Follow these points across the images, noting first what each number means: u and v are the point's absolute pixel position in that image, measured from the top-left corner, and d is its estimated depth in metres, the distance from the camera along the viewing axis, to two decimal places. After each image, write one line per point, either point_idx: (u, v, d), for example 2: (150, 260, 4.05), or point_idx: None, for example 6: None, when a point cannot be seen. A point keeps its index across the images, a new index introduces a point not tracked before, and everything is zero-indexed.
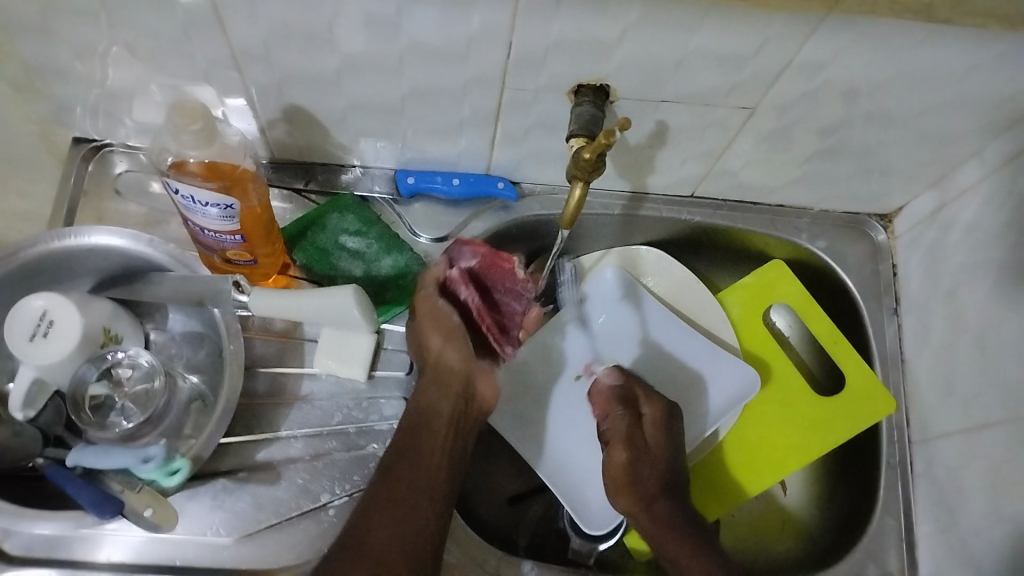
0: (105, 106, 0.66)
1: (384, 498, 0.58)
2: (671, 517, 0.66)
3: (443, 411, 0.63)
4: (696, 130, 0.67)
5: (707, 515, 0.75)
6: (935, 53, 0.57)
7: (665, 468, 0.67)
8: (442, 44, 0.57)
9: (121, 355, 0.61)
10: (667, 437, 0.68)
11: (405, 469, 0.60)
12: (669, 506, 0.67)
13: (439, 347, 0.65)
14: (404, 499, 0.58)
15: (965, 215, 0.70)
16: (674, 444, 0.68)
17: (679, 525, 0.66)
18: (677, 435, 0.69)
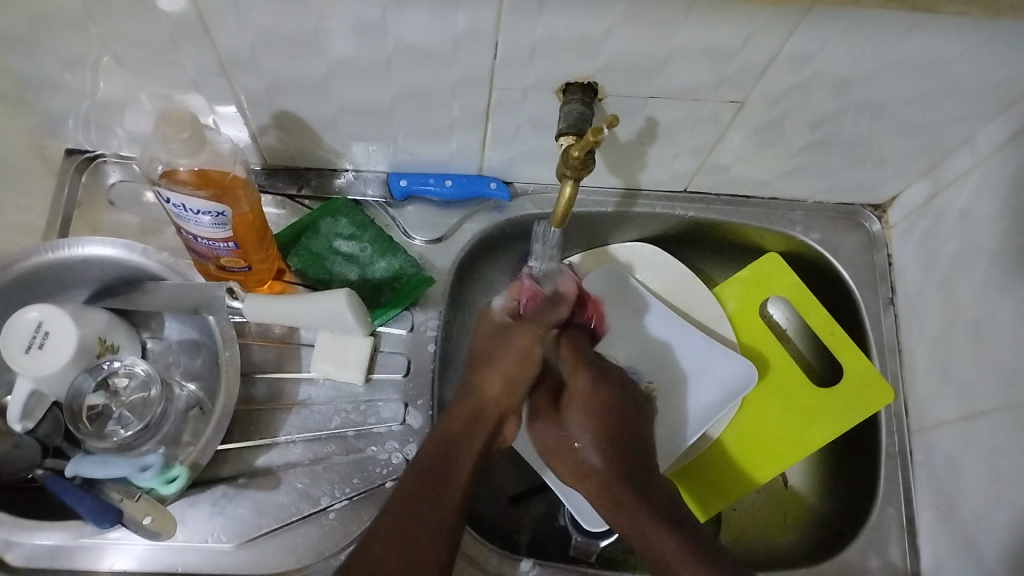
0: (96, 117, 0.67)
1: (394, 510, 0.55)
2: (609, 481, 0.63)
3: (475, 440, 0.60)
4: (686, 126, 0.67)
5: (700, 513, 0.74)
6: (921, 42, 0.57)
7: (594, 428, 0.65)
8: (429, 46, 0.57)
9: (118, 364, 0.61)
10: (592, 401, 0.66)
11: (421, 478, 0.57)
12: (606, 466, 0.64)
13: (503, 379, 0.63)
14: (417, 515, 0.55)
15: (957, 203, 0.70)
16: (603, 406, 0.66)
17: (617, 489, 0.63)
18: (604, 398, 0.67)
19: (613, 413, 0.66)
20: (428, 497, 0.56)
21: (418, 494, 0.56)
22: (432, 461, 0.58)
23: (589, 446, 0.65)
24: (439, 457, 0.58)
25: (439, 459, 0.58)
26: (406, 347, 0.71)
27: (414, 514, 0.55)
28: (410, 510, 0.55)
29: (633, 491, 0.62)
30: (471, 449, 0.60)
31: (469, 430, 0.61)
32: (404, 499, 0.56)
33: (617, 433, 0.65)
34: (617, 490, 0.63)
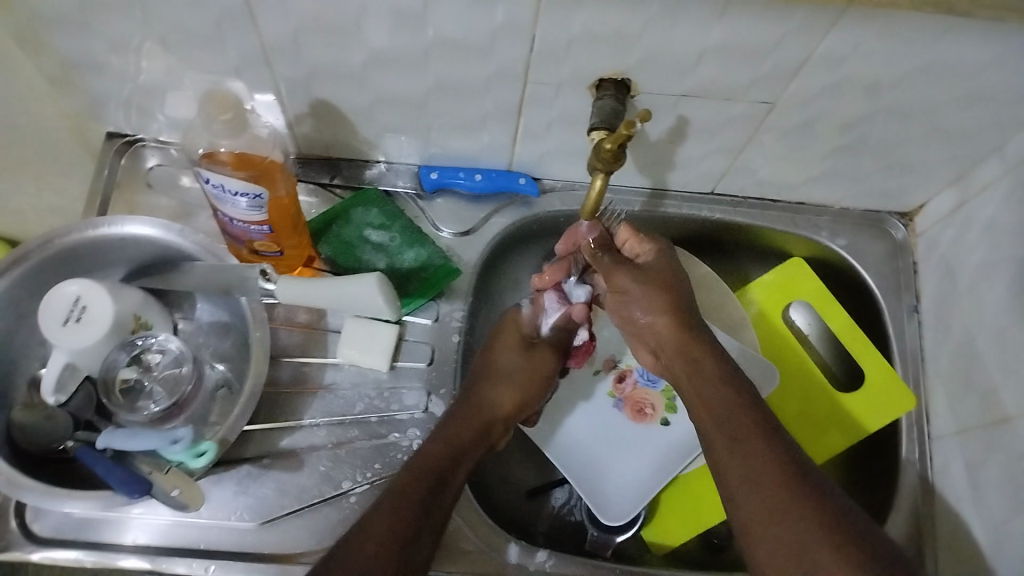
0: (138, 101, 0.68)
1: (388, 507, 0.54)
2: (684, 340, 0.64)
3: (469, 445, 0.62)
4: (716, 126, 0.68)
5: (815, 459, 0.76)
6: (953, 46, 0.57)
7: (662, 293, 0.65)
8: (466, 37, 0.58)
9: (152, 341, 0.63)
10: (660, 273, 0.66)
11: (418, 478, 0.57)
12: (670, 323, 0.64)
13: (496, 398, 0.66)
14: (407, 511, 0.54)
15: (985, 212, 0.70)
16: (672, 273, 0.66)
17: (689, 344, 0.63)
18: (663, 269, 0.66)
19: (671, 285, 0.66)
20: (421, 494, 0.56)
21: (412, 492, 0.56)
22: (425, 467, 0.58)
23: (649, 306, 0.65)
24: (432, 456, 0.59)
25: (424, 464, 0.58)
26: (431, 337, 0.72)
27: (403, 513, 0.54)
28: (399, 506, 0.55)
29: (710, 356, 0.62)
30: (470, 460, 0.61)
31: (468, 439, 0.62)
32: (397, 495, 0.55)
33: (678, 298, 0.65)
34: (692, 348, 0.63)
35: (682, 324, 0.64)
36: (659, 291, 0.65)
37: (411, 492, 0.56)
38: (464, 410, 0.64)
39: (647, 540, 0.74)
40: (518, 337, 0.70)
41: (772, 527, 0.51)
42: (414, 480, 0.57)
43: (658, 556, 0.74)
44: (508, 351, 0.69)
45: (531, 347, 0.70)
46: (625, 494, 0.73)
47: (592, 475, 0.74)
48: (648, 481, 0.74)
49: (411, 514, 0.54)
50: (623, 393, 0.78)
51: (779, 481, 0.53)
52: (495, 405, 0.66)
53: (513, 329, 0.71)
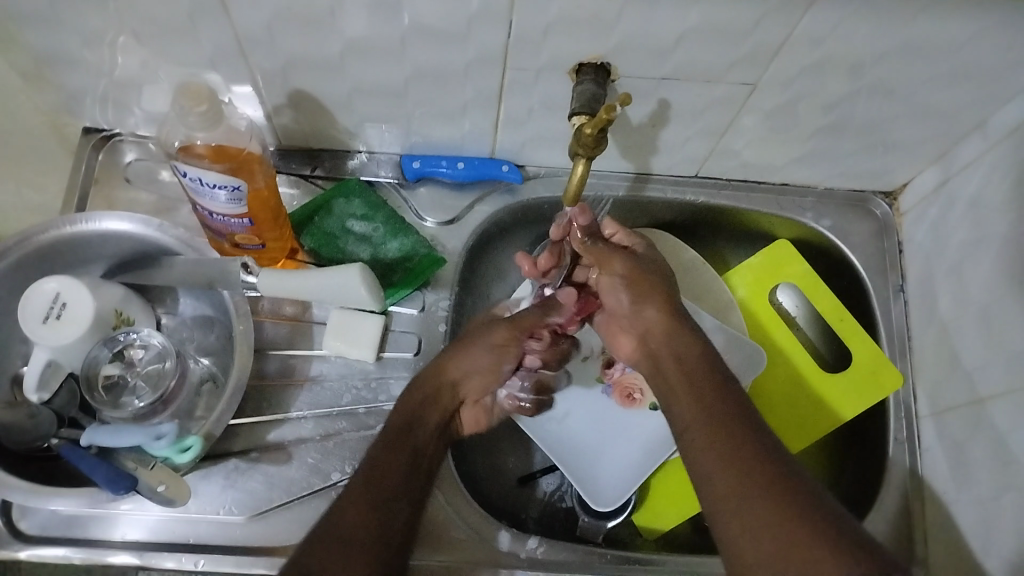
0: (115, 95, 0.68)
1: (360, 480, 0.55)
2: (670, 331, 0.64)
3: (430, 419, 0.62)
4: (698, 109, 0.67)
5: (790, 450, 0.76)
6: (934, 23, 0.57)
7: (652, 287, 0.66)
8: (443, 24, 0.58)
9: (134, 336, 0.62)
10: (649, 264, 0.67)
11: (389, 453, 0.57)
12: (659, 313, 0.65)
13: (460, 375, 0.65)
14: (379, 488, 0.54)
15: (968, 189, 0.70)
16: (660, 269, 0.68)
17: (679, 334, 0.64)
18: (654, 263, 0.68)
19: (660, 277, 0.67)
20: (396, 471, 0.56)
21: (381, 468, 0.55)
22: (399, 439, 0.58)
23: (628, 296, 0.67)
24: (403, 433, 0.59)
25: (400, 436, 0.58)
26: (417, 326, 0.72)
27: (374, 490, 0.54)
28: (374, 480, 0.55)
29: (695, 347, 0.62)
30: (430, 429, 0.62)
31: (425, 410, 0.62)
32: (371, 470, 0.55)
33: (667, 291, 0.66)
34: (679, 339, 0.63)
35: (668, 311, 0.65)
36: (645, 281, 0.66)
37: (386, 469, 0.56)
38: (424, 383, 0.63)
39: (640, 525, 0.74)
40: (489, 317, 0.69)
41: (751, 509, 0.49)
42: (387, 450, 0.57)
43: (650, 540, 0.74)
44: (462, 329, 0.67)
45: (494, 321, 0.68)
46: (615, 480, 0.73)
47: (583, 460, 0.74)
48: (640, 464, 0.74)
49: (381, 487, 0.54)
50: (612, 378, 0.78)
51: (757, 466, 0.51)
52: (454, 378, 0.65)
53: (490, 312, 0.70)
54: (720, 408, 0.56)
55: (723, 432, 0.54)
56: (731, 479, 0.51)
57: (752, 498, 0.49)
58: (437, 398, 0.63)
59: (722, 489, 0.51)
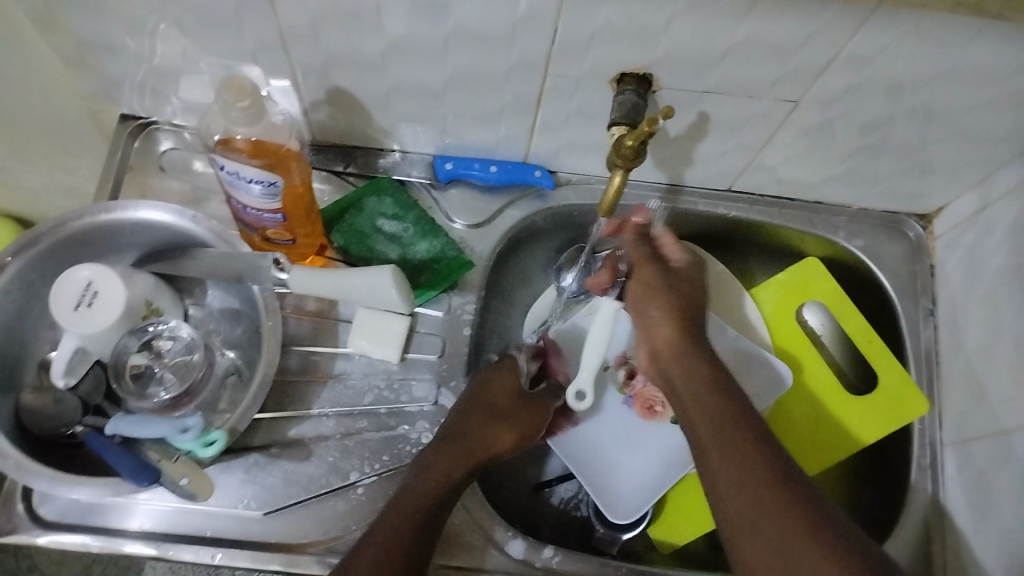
0: (153, 83, 0.67)
1: (395, 506, 0.57)
2: (686, 349, 0.63)
3: (459, 461, 0.60)
4: (737, 124, 0.67)
5: (808, 471, 0.75)
6: (983, 48, 0.56)
7: (673, 304, 0.65)
8: (487, 28, 0.57)
9: (162, 327, 0.62)
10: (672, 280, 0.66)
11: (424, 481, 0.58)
12: (677, 329, 0.64)
13: (483, 421, 0.63)
14: (413, 509, 0.57)
15: (1006, 217, 0.69)
16: (694, 283, 0.67)
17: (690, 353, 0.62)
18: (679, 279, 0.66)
19: (683, 292, 0.65)
20: (430, 495, 0.58)
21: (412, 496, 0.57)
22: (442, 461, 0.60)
23: (659, 310, 0.65)
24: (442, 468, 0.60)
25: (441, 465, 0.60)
26: (442, 329, 0.71)
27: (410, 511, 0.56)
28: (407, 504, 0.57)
29: (704, 358, 0.62)
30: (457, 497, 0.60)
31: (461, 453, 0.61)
32: (407, 493, 0.58)
33: (689, 309, 0.65)
34: (690, 352, 0.62)
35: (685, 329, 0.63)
36: (672, 292, 0.65)
37: (421, 493, 0.58)
38: (457, 428, 0.63)
39: (655, 538, 0.73)
40: (513, 384, 0.67)
41: (759, 526, 0.50)
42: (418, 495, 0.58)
43: (665, 555, 0.74)
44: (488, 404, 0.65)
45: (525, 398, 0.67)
46: (635, 493, 0.73)
47: (601, 469, 0.74)
48: (660, 475, 0.74)
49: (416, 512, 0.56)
50: (633, 390, 0.77)
51: (761, 478, 0.52)
52: (472, 425, 0.63)
53: (507, 373, 0.68)
54: (725, 416, 0.57)
55: (734, 448, 0.54)
56: (742, 504, 0.51)
57: (755, 509, 0.50)
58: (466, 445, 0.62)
59: (732, 503, 0.52)
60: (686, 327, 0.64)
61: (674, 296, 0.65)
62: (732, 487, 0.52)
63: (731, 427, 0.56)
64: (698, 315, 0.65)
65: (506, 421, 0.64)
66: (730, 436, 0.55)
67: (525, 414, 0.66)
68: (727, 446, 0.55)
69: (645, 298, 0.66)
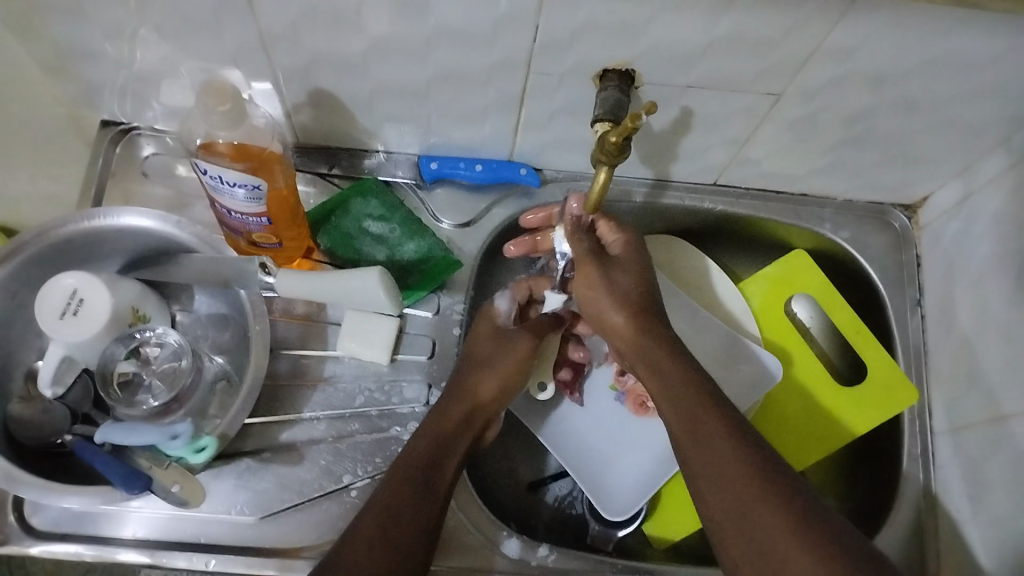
0: (134, 89, 0.67)
1: (378, 504, 0.54)
2: (644, 344, 0.61)
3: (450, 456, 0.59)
4: (721, 118, 0.67)
5: (795, 464, 0.75)
6: (963, 37, 0.56)
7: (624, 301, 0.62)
8: (469, 27, 0.57)
9: (149, 333, 0.62)
10: (620, 277, 0.63)
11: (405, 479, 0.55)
12: (633, 326, 0.61)
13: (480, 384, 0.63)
14: (401, 508, 0.54)
15: (990, 205, 0.69)
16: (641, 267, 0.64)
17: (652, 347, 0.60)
18: (625, 272, 0.63)
19: (635, 283, 0.63)
20: (413, 493, 0.55)
21: (396, 493, 0.55)
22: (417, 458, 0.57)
23: (614, 311, 0.62)
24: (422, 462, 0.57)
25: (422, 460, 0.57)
26: (432, 329, 0.71)
27: (397, 510, 0.54)
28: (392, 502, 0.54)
29: (664, 350, 0.60)
30: (460, 444, 0.60)
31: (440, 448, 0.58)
32: (389, 492, 0.55)
33: (640, 299, 0.62)
34: (650, 345, 0.61)
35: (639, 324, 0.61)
36: (621, 288, 0.62)
37: (403, 491, 0.55)
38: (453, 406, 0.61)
39: (648, 534, 0.74)
40: (492, 328, 0.67)
41: (755, 528, 0.49)
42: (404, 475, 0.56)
43: (660, 550, 0.74)
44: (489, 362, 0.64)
45: (504, 334, 0.66)
46: (628, 491, 0.73)
47: (594, 465, 0.74)
48: (653, 471, 0.73)
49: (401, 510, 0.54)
50: (625, 386, 0.78)
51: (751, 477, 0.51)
52: (472, 393, 0.62)
53: (487, 321, 0.68)
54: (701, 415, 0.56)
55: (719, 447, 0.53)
56: (726, 503, 0.51)
57: (750, 510, 0.50)
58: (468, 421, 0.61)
59: (726, 504, 0.51)
60: (640, 323, 0.61)
61: (620, 295, 0.62)
62: (714, 484, 0.52)
63: (707, 425, 0.55)
64: (649, 305, 0.62)
65: (483, 366, 0.64)
66: (700, 435, 0.55)
67: (508, 353, 0.65)
68: (700, 443, 0.54)
69: (593, 303, 0.63)
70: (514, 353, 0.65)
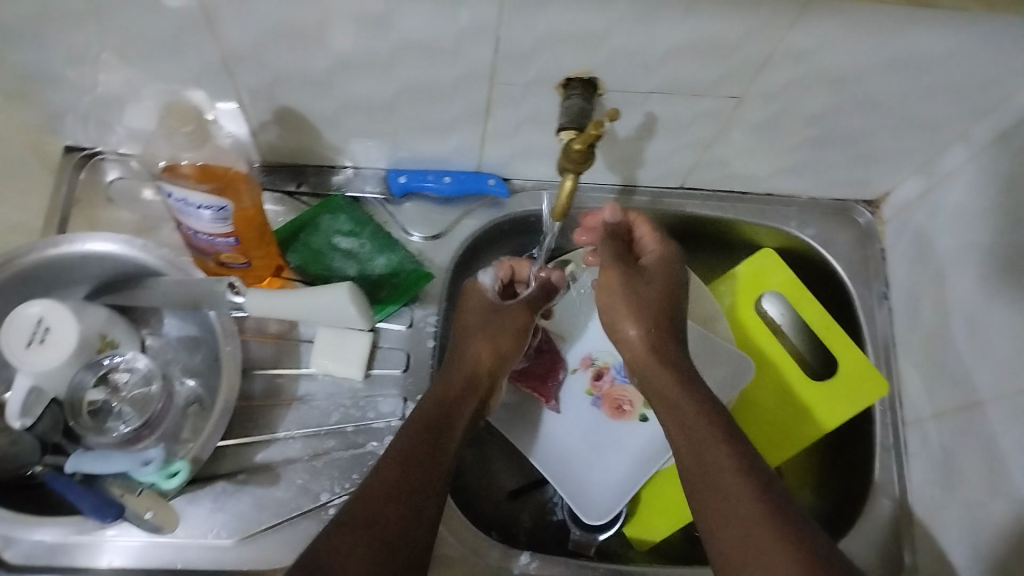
0: (97, 113, 0.66)
1: (393, 463, 0.56)
2: (661, 348, 0.65)
3: (455, 435, 0.61)
4: (685, 123, 0.68)
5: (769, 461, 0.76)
6: (917, 35, 0.57)
7: (642, 310, 0.66)
8: (432, 40, 0.58)
9: (118, 359, 0.61)
10: (644, 288, 0.67)
11: (416, 449, 0.58)
12: (654, 333, 0.66)
13: (481, 355, 0.67)
14: (413, 475, 0.56)
15: (950, 198, 0.71)
16: (671, 281, 0.68)
17: (666, 354, 0.65)
18: (652, 284, 0.68)
19: (659, 295, 0.67)
20: (422, 463, 0.57)
21: (412, 462, 0.56)
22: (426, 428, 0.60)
23: (633, 317, 0.66)
24: (432, 440, 0.59)
25: (431, 432, 0.59)
26: (405, 342, 0.71)
27: (410, 478, 0.55)
28: (405, 467, 0.56)
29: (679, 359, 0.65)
30: (465, 409, 0.64)
31: (445, 430, 0.61)
32: (401, 456, 0.57)
33: (659, 311, 0.67)
34: (666, 352, 0.65)
35: (653, 329, 0.66)
36: (645, 295, 0.67)
37: (413, 458, 0.57)
38: (456, 375, 0.66)
39: (630, 536, 0.74)
40: (484, 302, 0.70)
41: (746, 529, 0.51)
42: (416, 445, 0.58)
43: (642, 551, 0.74)
44: (489, 336, 0.68)
45: (500, 307, 0.70)
46: (607, 495, 0.73)
47: (572, 471, 0.74)
48: (630, 476, 0.74)
49: (415, 475, 0.56)
50: (601, 390, 0.78)
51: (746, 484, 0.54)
52: (470, 363, 0.67)
53: (475, 296, 0.71)
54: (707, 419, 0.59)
55: (720, 452, 0.57)
56: (718, 503, 0.54)
57: (740, 512, 0.52)
58: (471, 387, 0.66)
59: (720, 500, 0.54)
60: (658, 333, 0.66)
61: (638, 306, 0.67)
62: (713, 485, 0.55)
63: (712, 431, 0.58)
64: (667, 318, 0.67)
65: (483, 337, 0.68)
66: (698, 435, 0.58)
67: (504, 323, 0.70)
68: (697, 442, 0.58)
69: (613, 309, 0.68)
70: (509, 322, 0.70)
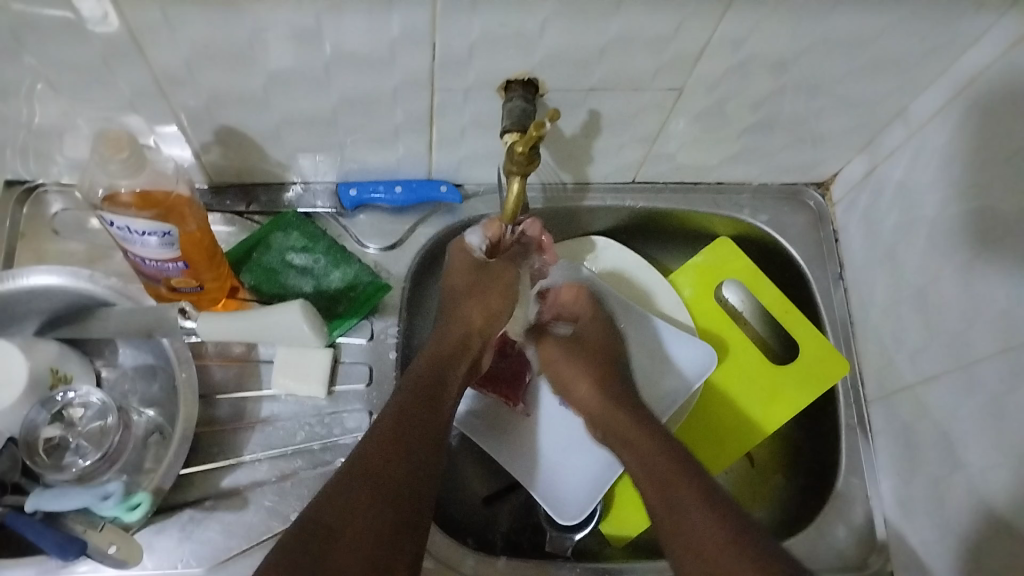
0: (35, 145, 0.65)
1: (395, 409, 0.59)
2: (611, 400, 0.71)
3: (450, 392, 0.64)
4: (629, 117, 0.68)
5: (712, 470, 0.77)
6: (846, 18, 0.58)
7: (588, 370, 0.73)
8: (368, 51, 0.57)
9: (72, 395, 0.60)
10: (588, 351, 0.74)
11: (417, 404, 0.60)
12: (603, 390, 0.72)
13: (471, 314, 0.69)
14: (412, 426, 0.58)
15: (895, 175, 0.72)
16: (611, 345, 0.75)
17: (616, 405, 0.70)
18: (595, 348, 0.74)
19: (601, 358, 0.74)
20: (421, 414, 0.59)
21: (413, 411, 0.59)
22: (424, 383, 0.62)
23: (581, 378, 0.73)
24: (430, 395, 0.61)
25: (429, 389, 0.62)
26: (368, 355, 0.71)
27: (407, 426, 0.57)
28: (405, 414, 0.58)
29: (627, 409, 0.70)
30: (459, 365, 0.66)
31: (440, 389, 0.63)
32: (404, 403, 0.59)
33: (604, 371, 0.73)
34: (615, 406, 0.70)
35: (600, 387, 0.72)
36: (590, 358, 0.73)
37: (412, 409, 0.59)
38: (451, 334, 0.68)
39: (607, 534, 0.74)
40: (471, 262, 0.71)
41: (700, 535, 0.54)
42: (413, 399, 0.60)
43: (619, 548, 0.75)
44: (479, 297, 0.70)
45: (487, 264, 0.71)
46: (578, 494, 0.73)
47: (543, 472, 0.74)
48: (600, 472, 0.74)
49: (417, 427, 0.58)
50: None
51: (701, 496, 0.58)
52: (462, 322, 0.69)
53: (462, 256, 0.71)
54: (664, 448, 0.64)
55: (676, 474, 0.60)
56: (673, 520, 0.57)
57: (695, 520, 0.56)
58: (465, 346, 0.68)
59: (682, 511, 0.57)
60: (604, 389, 0.72)
61: (584, 369, 0.73)
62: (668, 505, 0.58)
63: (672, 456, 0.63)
64: (612, 376, 0.73)
65: (473, 296, 0.70)
66: (657, 462, 0.62)
67: (494, 280, 0.71)
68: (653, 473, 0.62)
69: (565, 373, 0.74)
70: (498, 281, 0.71)
